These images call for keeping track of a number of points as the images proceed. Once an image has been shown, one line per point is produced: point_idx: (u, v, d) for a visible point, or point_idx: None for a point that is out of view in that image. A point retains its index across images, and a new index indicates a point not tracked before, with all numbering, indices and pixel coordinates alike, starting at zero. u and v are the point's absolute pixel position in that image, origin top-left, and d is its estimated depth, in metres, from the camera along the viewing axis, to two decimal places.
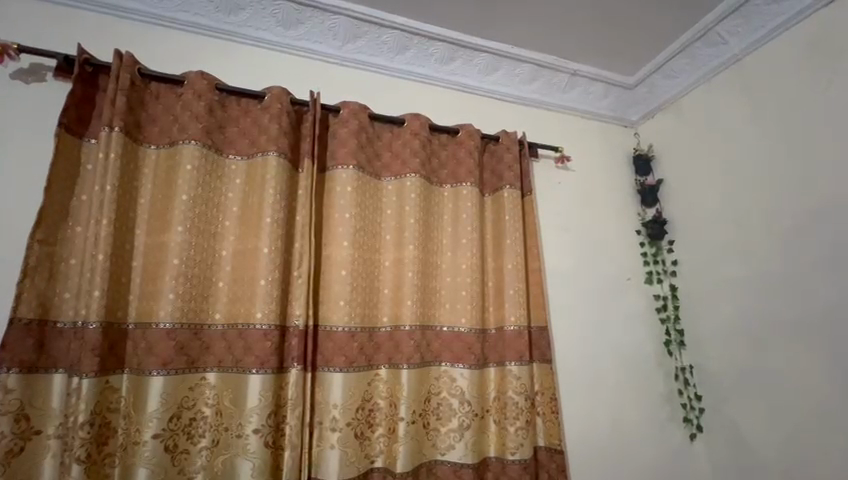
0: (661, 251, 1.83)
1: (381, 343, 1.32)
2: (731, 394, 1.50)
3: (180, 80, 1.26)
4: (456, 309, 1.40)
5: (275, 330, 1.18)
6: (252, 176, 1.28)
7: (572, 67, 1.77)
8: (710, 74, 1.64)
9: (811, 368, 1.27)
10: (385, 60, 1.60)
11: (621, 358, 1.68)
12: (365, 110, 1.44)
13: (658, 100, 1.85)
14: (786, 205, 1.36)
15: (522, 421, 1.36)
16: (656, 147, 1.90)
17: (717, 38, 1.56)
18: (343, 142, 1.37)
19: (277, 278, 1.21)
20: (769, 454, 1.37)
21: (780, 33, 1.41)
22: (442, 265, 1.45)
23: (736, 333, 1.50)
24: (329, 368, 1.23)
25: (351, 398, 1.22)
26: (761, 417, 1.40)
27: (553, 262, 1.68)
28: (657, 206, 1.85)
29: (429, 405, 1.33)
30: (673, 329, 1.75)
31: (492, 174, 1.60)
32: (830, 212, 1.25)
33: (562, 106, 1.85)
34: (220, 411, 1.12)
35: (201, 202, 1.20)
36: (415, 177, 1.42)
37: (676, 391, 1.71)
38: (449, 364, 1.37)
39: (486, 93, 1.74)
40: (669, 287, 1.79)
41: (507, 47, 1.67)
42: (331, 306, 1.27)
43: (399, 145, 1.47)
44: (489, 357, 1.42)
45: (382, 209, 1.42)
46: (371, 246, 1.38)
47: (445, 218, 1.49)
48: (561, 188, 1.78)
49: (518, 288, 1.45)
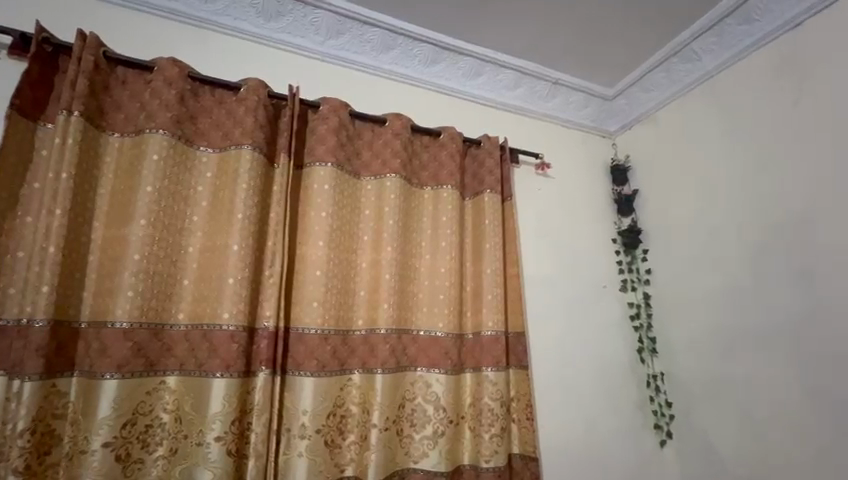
0: (635, 260, 1.87)
1: (355, 347, 1.27)
2: (701, 401, 1.54)
3: (149, 66, 1.20)
4: (434, 313, 1.38)
5: (242, 331, 1.12)
6: (224, 169, 1.22)
7: (553, 76, 1.79)
8: (685, 89, 1.69)
9: (777, 375, 1.31)
10: (368, 58, 1.57)
11: (595, 364, 1.69)
12: (346, 107, 1.41)
13: (635, 112, 1.90)
14: (755, 218, 1.41)
15: (497, 428, 1.34)
16: (633, 157, 1.94)
17: (692, 53, 1.61)
18: (322, 139, 1.33)
19: (247, 276, 1.15)
20: (737, 460, 1.40)
21: (752, 52, 1.47)
22: (420, 268, 1.42)
23: (707, 341, 1.53)
24: (299, 372, 1.18)
25: (322, 404, 1.17)
26: (729, 423, 1.43)
27: (532, 268, 1.69)
28: (632, 216, 1.90)
29: (403, 411, 1.29)
30: (645, 336, 1.79)
31: (473, 177, 1.59)
32: (796, 226, 1.30)
33: (544, 114, 1.87)
34: (179, 417, 1.05)
35: (167, 195, 1.14)
36: (394, 178, 1.39)
37: (647, 398, 1.73)
38: (424, 369, 1.33)
39: (469, 97, 1.74)
40: (643, 295, 1.83)
41: (491, 53, 1.67)
42: (304, 307, 1.22)
43: (380, 145, 1.44)
44: (466, 362, 1.41)
45: (361, 209, 1.39)
46: (348, 246, 1.34)
47: (424, 221, 1.46)
48: (540, 194, 1.79)
49: (496, 294, 1.44)
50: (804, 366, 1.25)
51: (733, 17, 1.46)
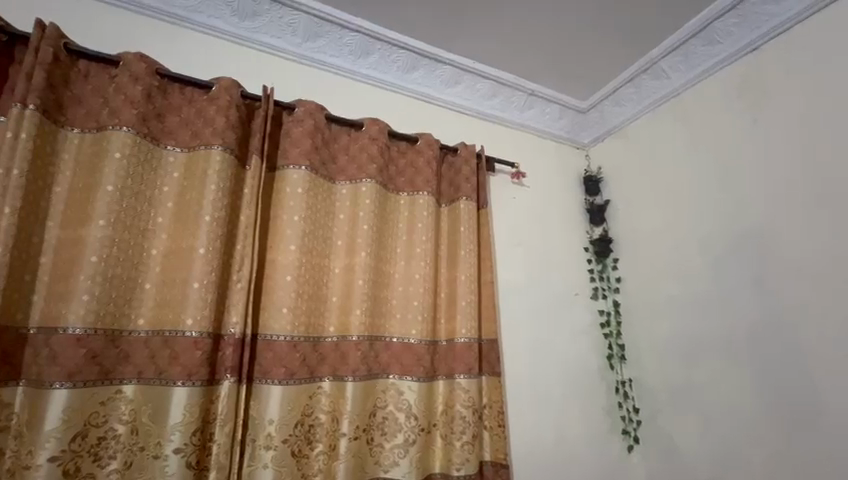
0: (606, 269, 1.92)
1: (325, 354, 1.25)
2: (667, 406, 1.58)
3: (115, 60, 1.15)
4: (407, 319, 1.37)
5: (206, 338, 1.08)
6: (192, 169, 1.18)
7: (530, 87, 1.82)
8: (653, 104, 1.76)
9: (736, 380, 1.36)
10: (346, 61, 1.57)
11: (567, 371, 1.71)
12: (322, 110, 1.39)
13: (608, 125, 1.96)
14: (718, 229, 1.47)
15: (469, 435, 1.33)
16: (605, 169, 2.00)
17: (661, 71, 1.68)
18: (296, 142, 1.31)
19: (213, 281, 1.11)
20: (700, 462, 1.45)
21: (715, 71, 1.54)
22: (394, 274, 1.41)
23: (672, 347, 1.59)
24: (266, 381, 1.14)
25: (289, 413, 1.14)
26: (692, 427, 1.48)
27: (506, 275, 1.70)
28: (603, 226, 1.95)
29: (373, 420, 1.27)
30: (615, 343, 1.82)
31: (449, 185, 1.60)
32: (754, 237, 1.36)
33: (520, 124, 1.91)
34: (135, 429, 1.00)
35: (129, 195, 1.09)
36: (370, 183, 1.38)
37: (616, 403, 1.77)
38: (397, 377, 1.32)
39: (447, 105, 1.76)
40: (613, 302, 1.87)
41: (469, 62, 1.69)
42: (273, 313, 1.19)
43: (356, 149, 1.43)
44: (439, 369, 1.40)
45: (335, 214, 1.37)
46: (321, 251, 1.31)
47: (399, 227, 1.46)
48: (515, 203, 1.82)
49: (470, 300, 1.45)
50: (762, 370, 1.30)
51: (698, 38, 1.53)
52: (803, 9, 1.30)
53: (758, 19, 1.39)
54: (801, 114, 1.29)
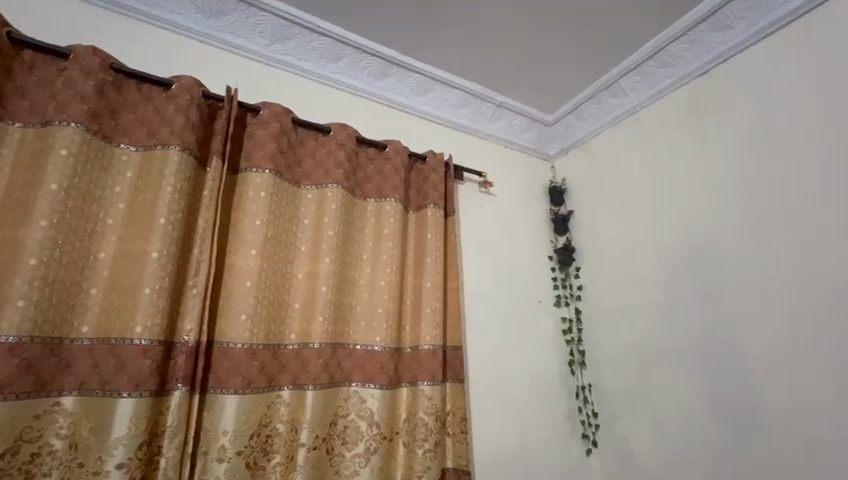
0: (568, 277, 1.98)
1: (286, 362, 1.22)
2: (623, 410, 1.64)
3: (65, 53, 1.10)
4: (371, 327, 1.36)
5: (156, 346, 1.03)
6: (147, 169, 1.14)
7: (498, 99, 1.87)
8: (613, 121, 1.85)
9: (687, 384, 1.44)
10: (315, 65, 1.56)
11: (530, 377, 1.75)
12: (288, 113, 1.38)
13: (572, 138, 2.04)
14: (672, 240, 1.56)
15: (431, 443, 1.33)
16: (569, 180, 2.07)
17: (620, 89, 1.77)
18: (261, 145, 1.29)
19: (167, 287, 1.07)
20: (654, 463, 1.51)
21: (670, 92, 1.64)
22: (360, 281, 1.40)
23: (629, 353, 1.65)
24: (222, 390, 1.10)
25: (244, 424, 1.10)
26: (647, 429, 1.55)
27: (473, 282, 1.73)
28: (567, 235, 2.01)
29: (334, 429, 1.25)
30: (576, 349, 1.88)
31: (418, 192, 1.61)
32: (703, 248, 1.45)
33: (488, 134, 1.95)
34: (74, 443, 0.94)
35: (77, 195, 1.03)
36: (337, 188, 1.38)
37: (576, 408, 1.82)
38: (359, 385, 1.30)
39: (417, 112, 1.78)
40: (575, 310, 1.93)
41: (439, 72, 1.72)
42: (230, 320, 1.15)
43: (323, 154, 1.42)
44: (402, 377, 1.40)
45: (300, 219, 1.35)
46: (284, 257, 1.29)
47: (366, 233, 1.45)
48: (482, 211, 1.85)
49: (435, 307, 1.46)
50: (710, 374, 1.37)
51: (653, 61, 1.62)
52: (745, 39, 1.40)
53: (707, 45, 1.49)
54: (744, 134, 1.39)
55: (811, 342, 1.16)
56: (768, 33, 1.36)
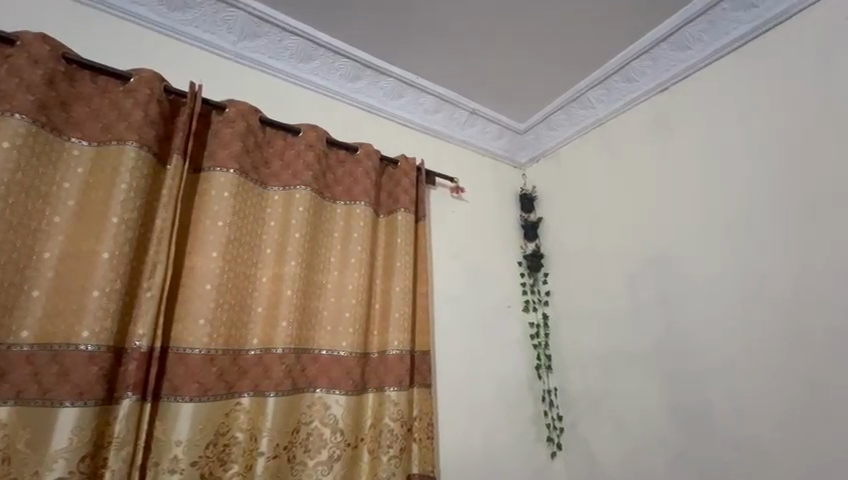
0: (537, 282, 2.02)
1: (246, 367, 1.18)
2: (587, 413, 1.69)
3: (12, 39, 1.03)
4: (338, 332, 1.34)
5: (105, 352, 0.98)
6: (100, 165, 1.08)
7: (471, 106, 1.89)
8: (581, 132, 1.91)
9: (646, 387, 1.49)
10: (286, 65, 1.54)
11: (498, 381, 1.77)
12: (255, 112, 1.35)
13: (542, 147, 2.09)
14: (633, 248, 1.62)
15: (396, 449, 1.31)
16: (538, 188, 2.12)
17: (587, 102, 1.83)
18: (226, 144, 1.25)
19: (118, 290, 1.02)
20: (614, 465, 1.55)
21: (632, 106, 1.71)
22: (326, 285, 1.38)
23: (593, 358, 1.70)
24: (176, 398, 1.06)
25: (200, 433, 1.06)
26: (608, 432, 1.59)
27: (442, 287, 1.73)
28: (536, 242, 2.06)
29: (296, 436, 1.21)
30: (543, 354, 1.91)
31: (388, 196, 1.60)
32: (661, 257, 1.52)
33: (461, 140, 1.98)
34: (8, 458, 0.86)
35: (19, 190, 0.97)
36: (305, 190, 1.35)
37: (542, 412, 1.85)
38: (324, 391, 1.28)
39: (390, 116, 1.77)
40: (542, 315, 1.97)
41: (412, 76, 1.73)
42: (187, 324, 1.11)
43: (291, 155, 1.40)
44: (369, 382, 1.38)
45: (265, 221, 1.31)
46: (247, 259, 1.25)
47: (334, 236, 1.43)
48: (453, 216, 1.86)
49: (403, 312, 1.45)
50: (667, 378, 1.43)
51: (617, 75, 1.69)
52: (700, 59, 1.48)
53: (667, 63, 1.57)
54: (700, 149, 1.46)
55: (756, 347, 1.22)
56: (722, 54, 1.44)
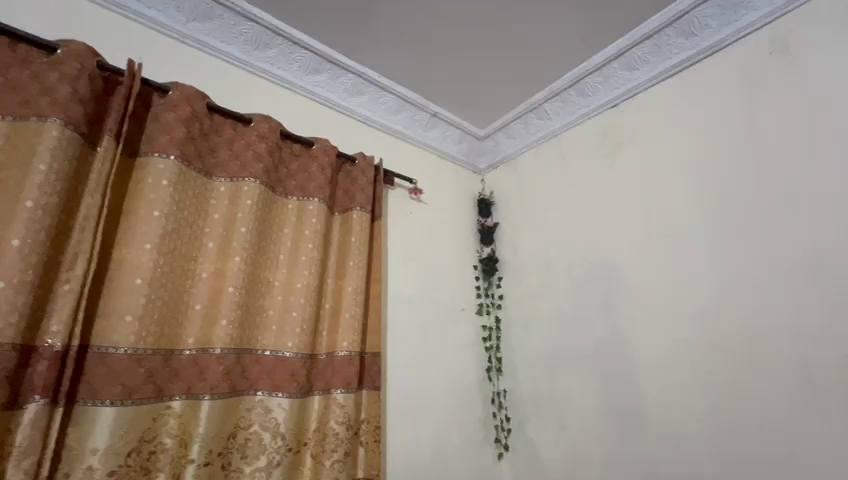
0: (491, 286, 2.05)
1: (180, 369, 1.11)
2: (534, 414, 1.73)
3: None
4: (284, 332, 1.29)
5: (9, 352, 0.87)
6: (16, 141, 0.97)
7: (432, 109, 1.90)
8: (537, 141, 1.97)
9: (590, 390, 1.55)
10: (239, 51, 1.48)
11: (449, 383, 1.77)
12: (202, 98, 1.28)
13: (501, 155, 2.13)
14: (582, 256, 1.69)
15: (341, 453, 1.27)
16: (496, 194, 2.17)
17: (544, 113, 1.89)
18: (167, 129, 1.17)
19: (29, 281, 0.91)
20: (557, 464, 1.60)
21: (585, 120, 1.79)
22: (274, 283, 1.33)
23: (541, 360, 1.75)
24: (95, 403, 0.96)
25: (121, 440, 0.97)
26: (553, 433, 1.64)
27: (397, 288, 1.72)
28: (491, 246, 2.10)
29: (233, 442, 1.15)
30: (494, 356, 1.95)
31: (344, 194, 1.57)
32: (606, 265, 1.60)
33: (421, 142, 1.98)
34: None
35: None
36: (254, 183, 1.29)
37: (491, 413, 1.88)
38: (266, 393, 1.22)
39: (349, 113, 1.74)
40: (495, 318, 2.00)
41: (374, 75, 1.71)
42: (113, 321, 1.01)
43: (241, 145, 1.33)
44: (315, 384, 1.33)
45: (209, 213, 1.24)
46: (187, 253, 1.18)
47: (284, 233, 1.38)
48: (411, 218, 1.86)
49: (354, 313, 1.42)
50: (608, 380, 1.50)
51: (572, 90, 1.76)
52: (646, 80, 1.58)
53: (617, 82, 1.66)
54: (644, 165, 1.55)
55: (688, 351, 1.30)
56: (665, 77, 1.54)
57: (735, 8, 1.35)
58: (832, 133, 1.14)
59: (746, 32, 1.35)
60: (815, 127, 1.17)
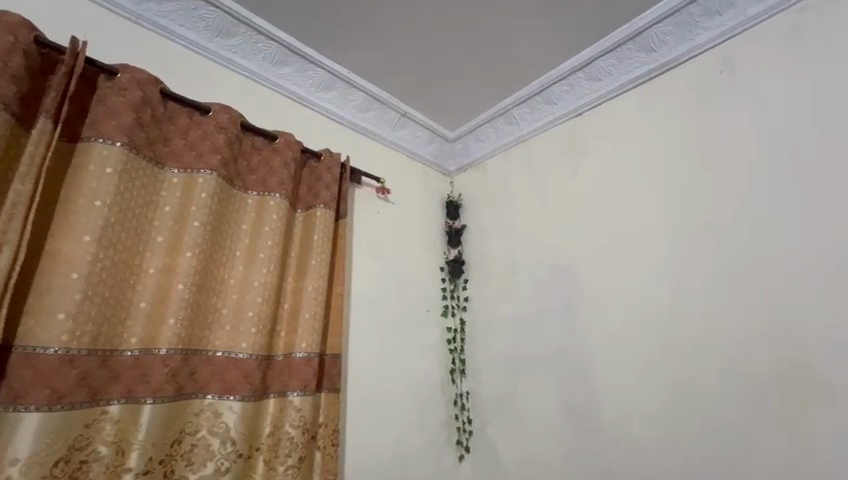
0: (457, 288, 2.06)
1: (119, 371, 1.03)
2: (495, 416, 1.74)
3: None
4: (238, 332, 1.24)
5: None
6: None
7: (402, 108, 1.89)
8: (505, 146, 2.00)
9: (549, 391, 1.58)
10: (199, 37, 1.42)
11: (412, 384, 1.75)
12: (155, 83, 1.21)
13: (470, 158, 2.15)
14: (545, 259, 1.73)
15: (295, 458, 1.23)
16: (464, 196, 2.18)
17: (512, 118, 1.92)
18: (115, 113, 1.09)
19: None
20: (516, 465, 1.62)
21: (551, 127, 1.83)
22: (229, 281, 1.27)
23: (504, 362, 1.77)
24: (17, 408, 0.87)
25: (47, 448, 0.88)
26: (512, 433, 1.66)
27: (361, 288, 1.69)
28: (458, 248, 2.10)
29: (177, 449, 1.08)
30: (458, 358, 1.95)
31: (308, 190, 1.53)
32: (567, 269, 1.64)
33: (390, 141, 1.97)
34: None
35: None
36: (210, 175, 1.23)
37: (453, 416, 1.87)
38: (216, 396, 1.16)
39: (316, 108, 1.71)
40: (460, 320, 2.01)
41: (342, 71, 1.68)
42: (42, 318, 0.93)
43: (198, 135, 1.27)
44: (270, 386, 1.28)
45: (160, 205, 1.17)
46: (133, 247, 1.10)
47: (242, 229, 1.32)
48: (378, 217, 1.84)
49: (315, 313, 1.38)
50: (566, 381, 1.53)
51: (539, 97, 1.80)
52: (608, 91, 1.64)
53: (581, 91, 1.71)
54: (605, 173, 1.60)
55: (641, 353, 1.35)
56: (626, 89, 1.60)
57: (691, 27, 1.43)
58: (772, 149, 1.22)
59: (700, 51, 1.43)
60: (758, 142, 1.25)
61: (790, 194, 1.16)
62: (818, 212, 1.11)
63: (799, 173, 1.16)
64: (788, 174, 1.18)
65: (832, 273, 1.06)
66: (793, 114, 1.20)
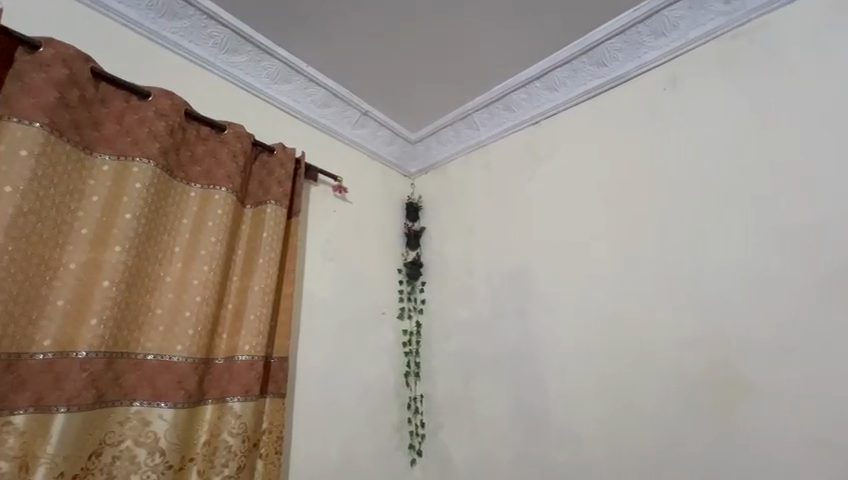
0: (414, 290, 2.05)
1: (27, 376, 0.92)
2: (448, 419, 1.74)
3: None
4: (173, 333, 1.15)
5: None
6: None
7: (363, 107, 1.86)
8: (466, 150, 2.02)
9: (501, 393, 1.60)
10: (142, 17, 1.32)
11: (365, 388, 1.71)
12: (86, 61, 1.11)
13: (431, 160, 2.15)
14: (501, 263, 1.75)
15: (233, 468, 1.16)
16: (424, 199, 2.17)
17: (473, 123, 1.94)
18: (35, 91, 0.99)
19: None
20: (467, 468, 1.62)
21: (509, 133, 1.87)
22: (165, 279, 1.18)
23: (458, 365, 1.77)
24: None
25: None
26: (463, 436, 1.67)
27: (314, 289, 1.63)
28: (417, 250, 2.09)
29: (96, 462, 0.98)
30: (413, 361, 1.93)
31: (258, 186, 1.46)
32: (521, 273, 1.67)
33: (350, 139, 1.93)
34: None
35: None
36: (147, 164, 1.15)
37: (406, 419, 1.85)
38: (144, 403, 1.07)
39: (270, 100, 1.64)
40: (416, 323, 1.99)
41: (300, 64, 1.62)
42: None
43: (134, 121, 1.17)
44: (209, 392, 1.21)
45: (86, 194, 1.07)
46: (52, 239, 1.00)
47: (183, 224, 1.24)
48: (334, 216, 1.79)
49: (260, 314, 1.32)
50: (517, 384, 1.56)
51: (499, 103, 1.83)
52: (564, 102, 1.69)
53: (539, 101, 1.75)
54: (559, 180, 1.66)
55: (588, 356, 1.40)
56: (580, 101, 1.66)
57: (639, 46, 1.50)
58: (707, 165, 1.31)
59: (648, 69, 1.51)
60: (694, 158, 1.34)
61: (721, 206, 1.25)
62: (745, 224, 1.20)
63: (730, 187, 1.25)
64: (719, 188, 1.27)
65: (756, 281, 1.15)
66: (727, 133, 1.30)
